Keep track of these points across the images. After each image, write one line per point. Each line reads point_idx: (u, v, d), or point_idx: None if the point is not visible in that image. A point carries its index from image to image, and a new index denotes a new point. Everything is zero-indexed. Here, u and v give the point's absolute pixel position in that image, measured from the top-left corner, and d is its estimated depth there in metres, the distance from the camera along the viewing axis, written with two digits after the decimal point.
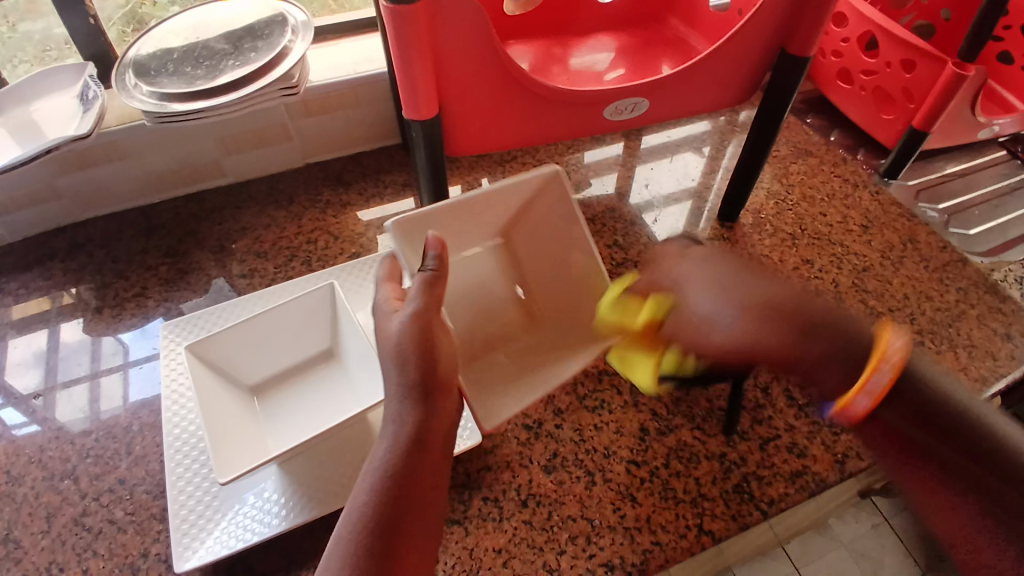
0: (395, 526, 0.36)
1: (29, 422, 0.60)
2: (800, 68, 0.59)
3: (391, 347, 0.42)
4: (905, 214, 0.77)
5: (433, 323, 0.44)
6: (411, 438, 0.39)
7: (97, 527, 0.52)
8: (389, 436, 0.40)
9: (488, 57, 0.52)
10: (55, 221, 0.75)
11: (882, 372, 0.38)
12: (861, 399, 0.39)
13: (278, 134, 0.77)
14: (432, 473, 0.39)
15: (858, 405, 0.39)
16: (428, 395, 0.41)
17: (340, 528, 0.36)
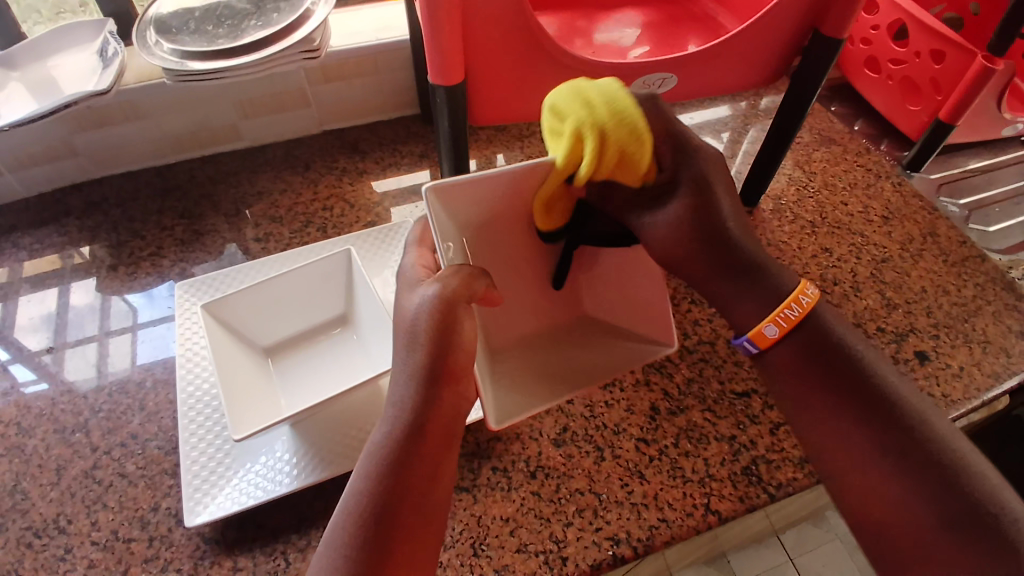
0: (390, 520, 0.39)
1: (37, 378, 0.60)
2: (832, 50, 0.58)
3: (408, 326, 0.42)
4: (927, 207, 0.76)
5: (455, 308, 0.42)
6: (407, 429, 0.40)
7: (108, 480, 0.53)
8: (388, 423, 0.41)
9: (517, 23, 0.51)
10: (71, 178, 0.75)
11: (796, 307, 0.41)
12: (770, 328, 0.41)
13: (296, 99, 0.77)
14: (432, 467, 0.41)
15: (768, 334, 0.41)
16: (433, 384, 0.41)
17: (345, 503, 0.40)
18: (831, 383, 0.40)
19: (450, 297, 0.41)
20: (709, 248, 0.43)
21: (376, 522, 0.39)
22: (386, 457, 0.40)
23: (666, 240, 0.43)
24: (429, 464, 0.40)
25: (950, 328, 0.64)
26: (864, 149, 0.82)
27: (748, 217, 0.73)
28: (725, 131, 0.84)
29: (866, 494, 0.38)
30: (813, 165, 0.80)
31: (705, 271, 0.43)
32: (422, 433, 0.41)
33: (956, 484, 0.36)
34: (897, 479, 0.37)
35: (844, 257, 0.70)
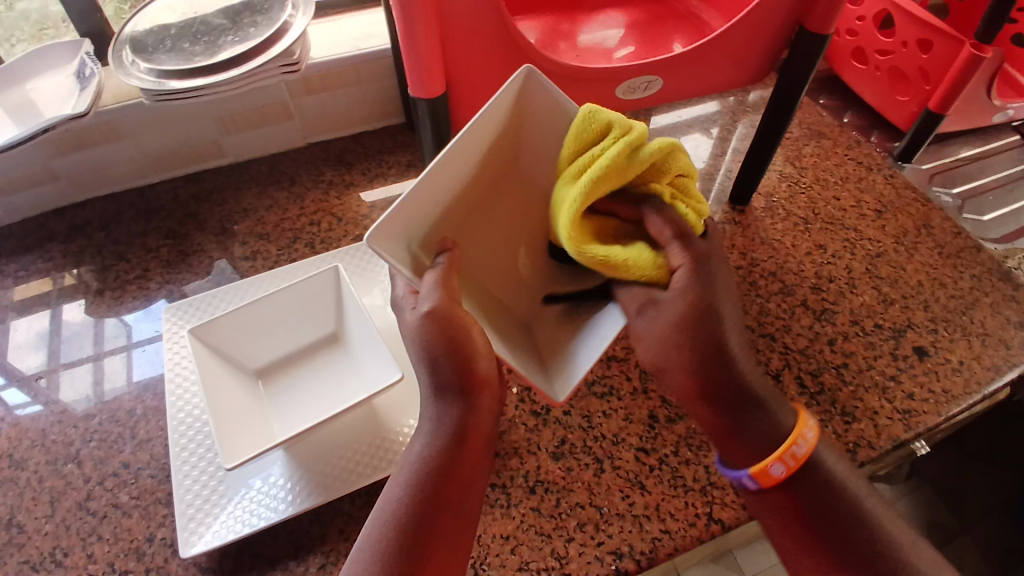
0: (430, 523, 0.39)
1: (31, 400, 0.59)
2: (818, 47, 0.57)
3: (420, 346, 0.41)
4: (920, 199, 0.75)
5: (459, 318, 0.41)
6: (450, 433, 0.42)
7: (102, 511, 0.52)
8: (426, 434, 0.42)
9: (496, 32, 0.50)
10: (53, 201, 0.74)
11: (800, 444, 0.41)
12: (776, 467, 0.41)
13: (278, 113, 0.75)
14: (473, 469, 0.42)
15: (774, 472, 0.41)
16: (466, 394, 0.42)
17: (371, 523, 0.39)
18: (830, 545, 0.40)
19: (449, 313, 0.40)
20: (707, 364, 0.41)
21: (417, 525, 0.39)
22: (425, 465, 0.41)
23: (660, 347, 0.43)
24: (469, 465, 0.42)
25: (948, 322, 0.63)
26: (853, 142, 0.82)
27: (740, 216, 0.72)
28: (715, 127, 0.83)
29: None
30: (804, 159, 0.79)
31: (694, 385, 0.42)
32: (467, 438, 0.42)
33: None
34: None
35: (839, 253, 0.69)
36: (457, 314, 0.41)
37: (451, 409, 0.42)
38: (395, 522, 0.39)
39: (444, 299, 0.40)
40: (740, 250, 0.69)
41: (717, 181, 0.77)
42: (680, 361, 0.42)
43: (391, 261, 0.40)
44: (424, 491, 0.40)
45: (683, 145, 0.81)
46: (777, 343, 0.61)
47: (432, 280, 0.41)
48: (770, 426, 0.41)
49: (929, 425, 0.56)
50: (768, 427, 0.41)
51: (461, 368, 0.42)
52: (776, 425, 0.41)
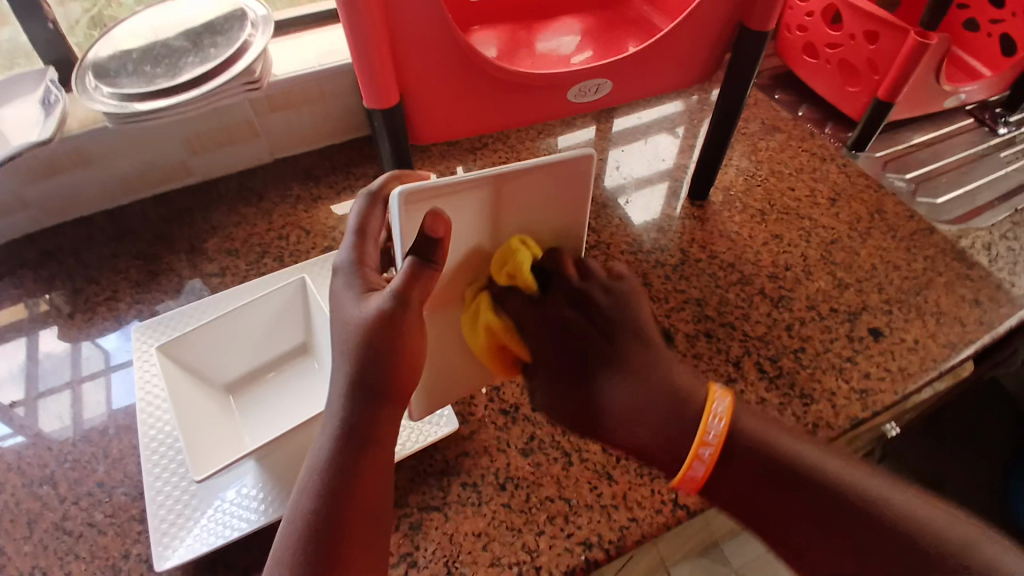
0: (336, 527, 0.38)
1: (12, 433, 0.59)
2: (760, 44, 0.60)
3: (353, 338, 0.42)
4: (873, 185, 0.78)
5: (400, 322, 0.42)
6: (353, 437, 0.40)
7: (78, 530, 0.52)
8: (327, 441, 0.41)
9: (447, 44, 0.52)
10: (23, 229, 0.74)
11: (708, 444, 0.39)
12: (697, 468, 0.39)
13: (244, 131, 0.77)
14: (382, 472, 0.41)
15: (695, 473, 0.39)
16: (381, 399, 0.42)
17: (282, 530, 0.38)
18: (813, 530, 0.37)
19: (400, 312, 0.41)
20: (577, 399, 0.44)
21: (326, 532, 0.38)
22: (327, 474, 0.39)
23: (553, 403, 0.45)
24: (379, 466, 0.41)
25: (902, 303, 0.65)
26: (808, 134, 0.84)
27: (700, 212, 0.74)
28: (676, 127, 0.86)
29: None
30: (761, 154, 0.82)
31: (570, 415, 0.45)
32: (373, 442, 0.41)
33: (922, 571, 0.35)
34: None
35: (795, 242, 0.71)
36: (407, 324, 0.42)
37: (351, 414, 0.41)
38: (304, 529, 0.38)
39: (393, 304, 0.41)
40: (700, 244, 0.71)
41: (682, 180, 0.79)
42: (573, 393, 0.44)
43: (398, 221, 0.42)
44: (329, 501, 0.39)
45: (646, 145, 0.83)
46: (736, 331, 0.63)
47: (407, 266, 0.42)
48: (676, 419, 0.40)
49: (886, 403, 0.57)
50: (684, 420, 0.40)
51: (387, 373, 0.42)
52: (678, 393, 0.41)
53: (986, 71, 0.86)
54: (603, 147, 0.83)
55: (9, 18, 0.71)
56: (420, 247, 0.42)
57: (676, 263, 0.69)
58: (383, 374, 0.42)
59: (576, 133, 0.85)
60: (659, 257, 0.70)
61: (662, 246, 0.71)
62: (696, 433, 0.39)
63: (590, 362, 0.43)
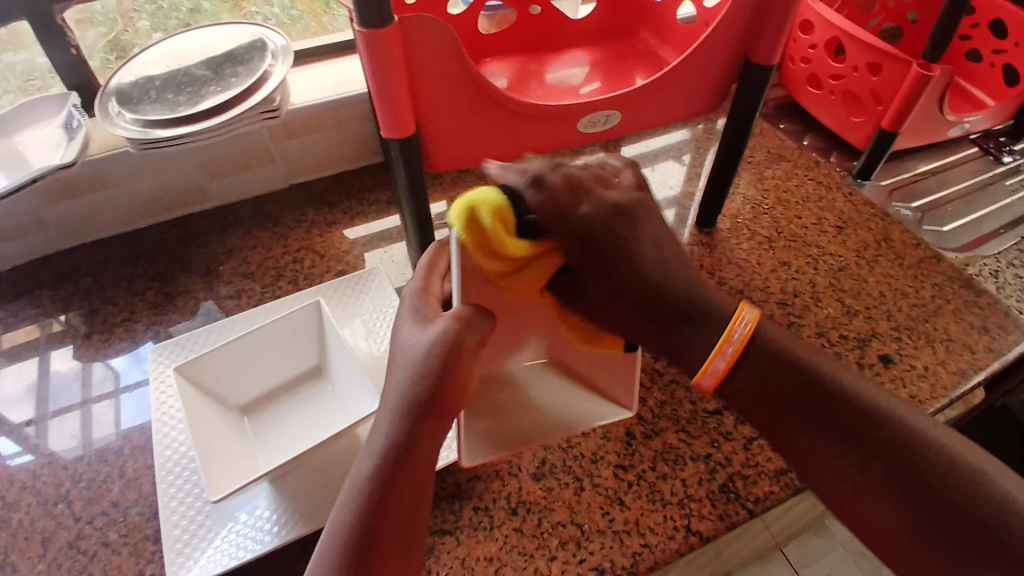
0: (372, 540, 0.39)
1: (22, 450, 0.60)
2: (766, 76, 0.61)
3: (412, 358, 0.43)
4: (879, 213, 0.79)
5: (462, 343, 0.43)
6: (394, 455, 0.41)
7: (92, 549, 0.53)
8: (371, 457, 0.41)
9: (461, 75, 0.54)
10: (41, 250, 0.76)
11: (722, 357, 0.46)
12: (718, 360, 0.46)
13: (261, 157, 0.79)
14: (418, 489, 0.42)
15: (716, 366, 0.46)
16: (426, 415, 0.42)
17: (324, 540, 0.40)
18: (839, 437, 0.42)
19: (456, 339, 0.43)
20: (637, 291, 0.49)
21: (359, 539, 0.39)
22: (366, 491, 0.40)
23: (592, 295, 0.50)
24: (413, 484, 0.41)
25: (911, 330, 0.65)
26: (814, 162, 0.86)
27: (708, 238, 0.75)
28: (683, 154, 0.87)
29: (866, 535, 0.41)
30: (767, 182, 0.83)
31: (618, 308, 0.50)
32: (412, 459, 0.41)
33: (935, 498, 0.39)
34: (878, 506, 0.40)
35: (803, 268, 0.72)
36: (461, 341, 0.43)
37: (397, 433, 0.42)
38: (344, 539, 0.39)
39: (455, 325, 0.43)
40: (709, 270, 0.72)
41: (688, 208, 0.80)
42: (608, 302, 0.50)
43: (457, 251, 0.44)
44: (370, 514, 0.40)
45: (653, 173, 0.85)
46: None
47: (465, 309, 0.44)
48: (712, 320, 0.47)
49: None
50: (706, 326, 0.47)
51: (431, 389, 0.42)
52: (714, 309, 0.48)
53: (989, 99, 0.87)
54: None
55: (25, 41, 0.72)
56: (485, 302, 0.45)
57: None
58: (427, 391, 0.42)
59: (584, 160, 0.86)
60: None
61: None
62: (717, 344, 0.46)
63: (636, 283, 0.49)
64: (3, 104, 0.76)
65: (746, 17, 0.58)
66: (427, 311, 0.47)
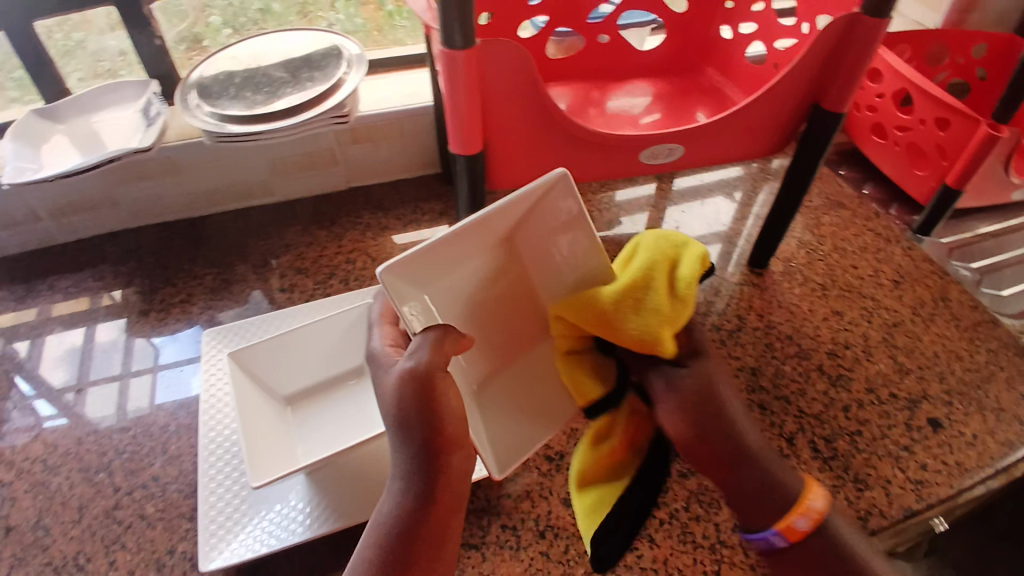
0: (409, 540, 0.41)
1: (57, 414, 0.63)
2: (834, 123, 0.61)
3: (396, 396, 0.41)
4: (937, 271, 0.77)
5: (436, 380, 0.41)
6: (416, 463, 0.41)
7: (127, 521, 0.55)
8: (395, 494, 0.41)
9: (532, 100, 0.55)
10: (108, 227, 0.80)
11: (807, 516, 0.42)
12: (800, 520, 0.42)
13: (325, 158, 0.81)
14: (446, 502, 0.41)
15: (800, 527, 0.42)
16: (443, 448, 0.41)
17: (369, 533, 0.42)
18: None
19: (426, 371, 0.41)
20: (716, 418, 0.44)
21: (390, 575, 0.39)
22: (394, 526, 0.41)
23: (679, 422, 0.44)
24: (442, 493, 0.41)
25: (963, 395, 0.64)
26: (873, 213, 0.85)
27: (758, 279, 0.75)
28: (737, 191, 0.87)
29: None
30: (823, 228, 0.82)
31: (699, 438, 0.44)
32: (433, 498, 0.41)
33: None
34: None
35: (856, 320, 0.71)
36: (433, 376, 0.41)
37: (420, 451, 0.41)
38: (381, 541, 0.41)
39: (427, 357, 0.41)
40: (757, 311, 0.71)
41: (737, 245, 0.79)
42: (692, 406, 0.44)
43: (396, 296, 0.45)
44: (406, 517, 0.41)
45: (705, 207, 0.85)
46: (792, 406, 0.62)
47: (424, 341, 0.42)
48: (785, 493, 0.43)
49: (940, 497, 0.57)
50: (766, 484, 0.43)
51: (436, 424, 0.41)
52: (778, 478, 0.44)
53: None
54: (662, 205, 0.85)
55: (101, 24, 0.77)
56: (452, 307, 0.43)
57: (732, 328, 0.70)
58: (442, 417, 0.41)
59: (637, 188, 0.87)
60: (715, 319, 0.71)
61: (718, 309, 0.72)
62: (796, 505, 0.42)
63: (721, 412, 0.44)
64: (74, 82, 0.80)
65: (817, 64, 0.58)
66: (389, 352, 0.48)
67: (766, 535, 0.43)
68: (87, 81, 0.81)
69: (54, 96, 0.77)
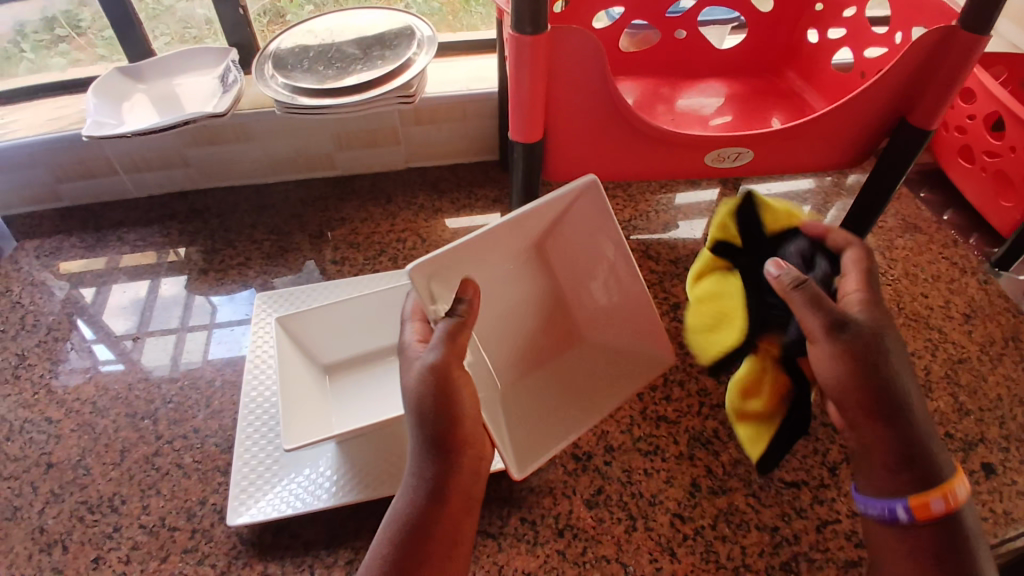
0: (424, 532, 0.40)
1: (114, 359, 0.66)
2: (921, 140, 0.57)
3: (413, 390, 0.41)
4: (1013, 308, 0.71)
5: (453, 371, 0.42)
6: (429, 449, 0.41)
7: (165, 468, 0.57)
8: (408, 490, 0.41)
9: (599, 91, 0.54)
10: (178, 185, 0.83)
11: (942, 502, 0.40)
12: (937, 503, 0.40)
13: (387, 137, 0.82)
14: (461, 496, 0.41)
15: (935, 508, 0.40)
16: (451, 446, 0.41)
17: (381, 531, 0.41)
18: None
19: (444, 363, 0.42)
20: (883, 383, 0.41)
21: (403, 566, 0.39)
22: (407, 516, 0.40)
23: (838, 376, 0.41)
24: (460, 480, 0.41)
25: (1022, 443, 0.59)
26: (950, 241, 0.79)
27: None
28: (805, 205, 0.83)
29: None
30: (895, 252, 0.77)
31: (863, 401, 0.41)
32: (444, 495, 0.41)
33: None
34: None
35: (917, 352, 0.66)
36: (452, 368, 0.42)
37: (430, 449, 0.41)
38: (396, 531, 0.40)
39: (445, 350, 0.42)
40: None
41: None
42: (857, 381, 0.41)
43: (419, 293, 0.46)
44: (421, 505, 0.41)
45: None
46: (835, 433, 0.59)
47: (443, 327, 0.44)
48: (932, 466, 0.41)
49: None
50: (924, 463, 0.41)
51: (446, 421, 0.41)
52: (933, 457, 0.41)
53: None
54: None
55: None
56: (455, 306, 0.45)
57: None
58: (449, 419, 0.41)
59: (698, 192, 0.84)
60: None
61: None
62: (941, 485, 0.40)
63: (890, 382, 0.41)
64: (159, 45, 0.84)
65: (907, 76, 0.55)
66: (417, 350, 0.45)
67: (891, 505, 0.41)
68: (172, 44, 0.85)
69: (139, 57, 0.81)
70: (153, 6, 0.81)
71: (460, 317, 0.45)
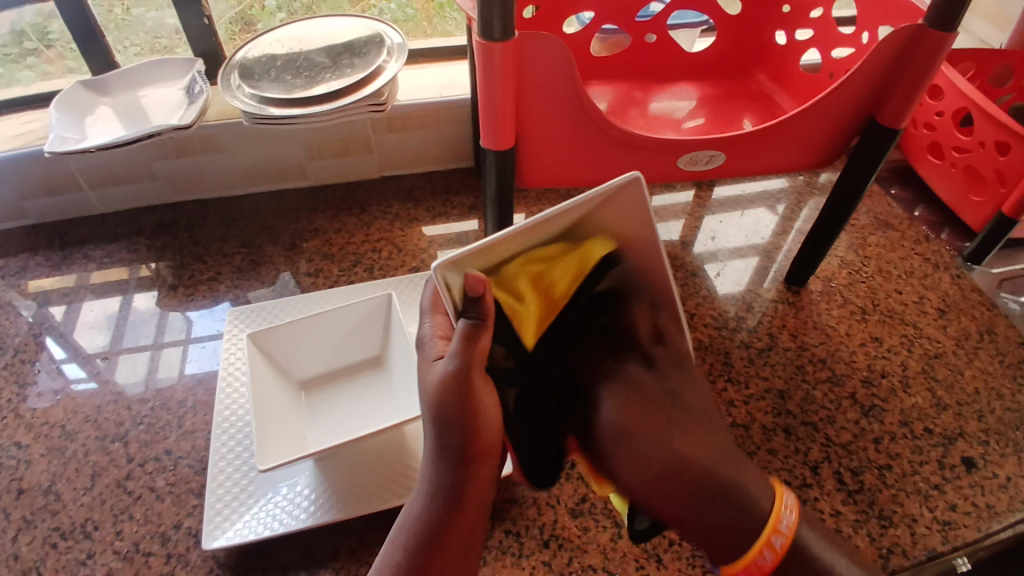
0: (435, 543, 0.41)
1: (86, 377, 0.64)
2: (889, 138, 0.58)
3: (433, 396, 0.41)
4: (985, 302, 0.72)
5: (471, 386, 0.40)
6: (453, 459, 0.41)
7: (137, 492, 0.55)
8: (420, 500, 0.42)
9: (569, 97, 0.54)
10: (147, 199, 0.81)
11: (768, 552, 0.41)
12: (764, 556, 0.41)
13: (360, 146, 0.81)
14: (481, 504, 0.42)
15: (765, 561, 0.41)
16: (469, 459, 0.41)
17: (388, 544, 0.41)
18: None
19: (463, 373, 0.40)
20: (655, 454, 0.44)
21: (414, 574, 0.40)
22: (418, 527, 0.41)
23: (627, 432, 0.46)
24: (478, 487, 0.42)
25: (1001, 435, 0.60)
26: (922, 237, 0.80)
27: (795, 297, 0.72)
28: (779, 204, 0.84)
29: None
30: (868, 249, 0.78)
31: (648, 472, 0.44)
32: (461, 503, 0.41)
33: None
34: None
35: (895, 348, 0.67)
36: (472, 379, 0.41)
37: (449, 463, 0.41)
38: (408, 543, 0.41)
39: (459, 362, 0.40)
40: (791, 331, 0.69)
41: (776, 259, 0.76)
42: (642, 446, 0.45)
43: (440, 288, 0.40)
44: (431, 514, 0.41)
45: (744, 219, 0.82)
46: (820, 433, 0.60)
47: (459, 330, 0.41)
48: (742, 512, 0.42)
49: (966, 540, 0.53)
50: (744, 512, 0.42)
51: (468, 432, 0.41)
52: (749, 504, 0.42)
53: None
54: (699, 214, 0.83)
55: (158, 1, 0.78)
56: (469, 308, 0.41)
57: (762, 347, 0.67)
58: (468, 432, 0.41)
59: (674, 195, 0.85)
60: (745, 336, 0.68)
61: (750, 326, 0.69)
62: (764, 531, 0.41)
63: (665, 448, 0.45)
64: (127, 56, 0.82)
65: (872, 77, 0.55)
66: (439, 345, 0.44)
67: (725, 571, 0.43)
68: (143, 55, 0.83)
69: (104, 69, 0.79)
70: (120, 15, 0.79)
71: (476, 321, 0.41)
